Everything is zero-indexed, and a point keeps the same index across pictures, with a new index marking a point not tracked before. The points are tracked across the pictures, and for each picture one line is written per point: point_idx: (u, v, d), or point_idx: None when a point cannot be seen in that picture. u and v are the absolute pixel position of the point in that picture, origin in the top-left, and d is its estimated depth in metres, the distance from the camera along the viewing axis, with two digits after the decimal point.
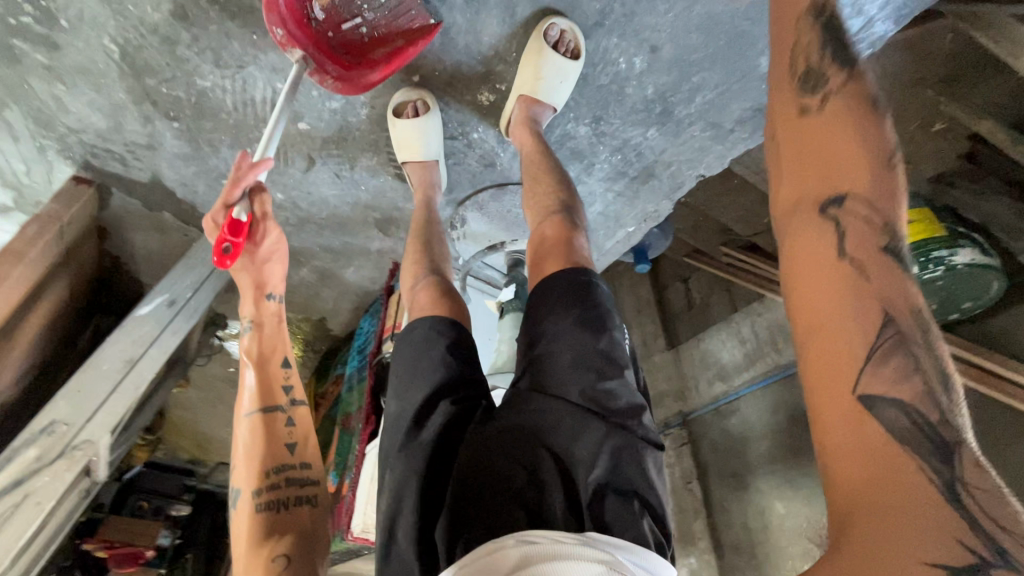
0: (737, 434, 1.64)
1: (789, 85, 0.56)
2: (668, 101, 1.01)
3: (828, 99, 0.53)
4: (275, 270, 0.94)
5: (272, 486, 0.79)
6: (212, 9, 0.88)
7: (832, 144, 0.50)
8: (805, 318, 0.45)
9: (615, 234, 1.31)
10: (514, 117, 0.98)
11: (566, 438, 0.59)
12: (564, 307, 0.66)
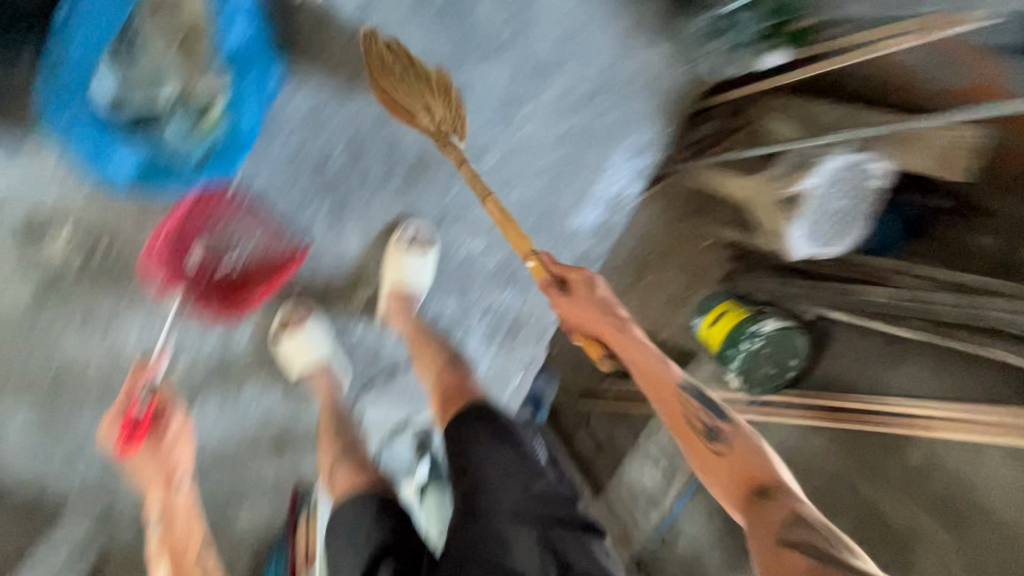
0: (690, 554, 1.61)
1: (687, 416, 0.94)
2: (512, 265, 1.24)
3: (715, 451, 0.91)
4: (180, 456, 1.04)
5: None
6: (79, 280, 0.97)
7: (745, 467, 0.88)
8: (767, 561, 0.78)
9: (507, 387, 1.40)
10: (389, 306, 1.12)
11: (511, 553, 0.69)
12: (482, 439, 0.77)
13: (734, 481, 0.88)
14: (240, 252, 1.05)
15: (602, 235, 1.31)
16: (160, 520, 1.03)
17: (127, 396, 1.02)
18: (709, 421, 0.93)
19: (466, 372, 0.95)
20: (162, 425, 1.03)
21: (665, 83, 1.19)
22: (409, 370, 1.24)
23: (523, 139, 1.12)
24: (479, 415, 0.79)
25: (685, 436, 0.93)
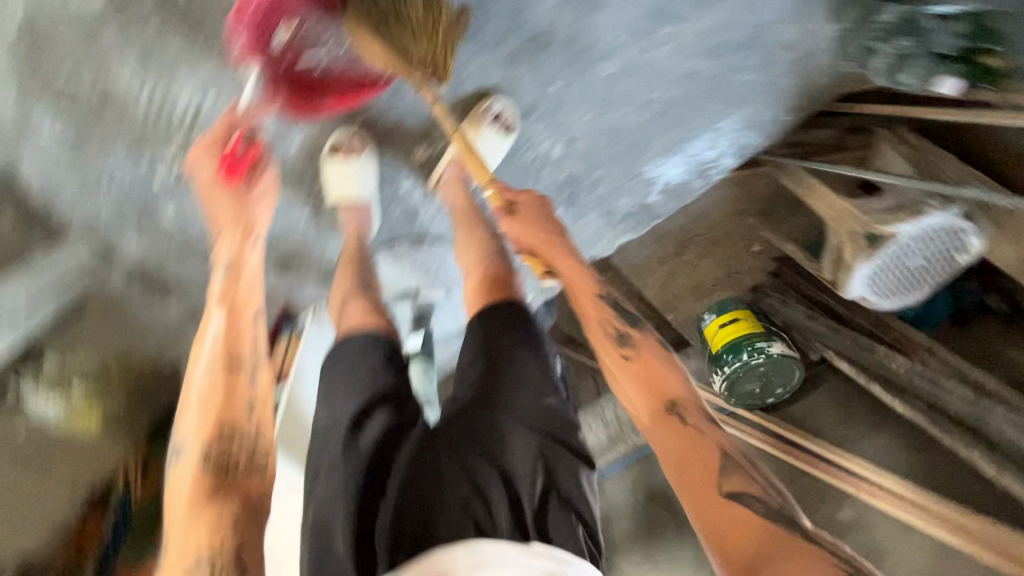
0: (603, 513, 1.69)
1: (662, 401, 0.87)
2: (574, 186, 1.19)
3: (678, 441, 0.83)
4: (261, 208, 1.01)
5: (222, 445, 0.83)
6: (154, 7, 0.88)
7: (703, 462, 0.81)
8: (700, 512, 0.77)
9: None
10: (447, 174, 1.07)
11: (506, 447, 0.71)
12: (509, 339, 0.80)
13: (682, 471, 0.81)
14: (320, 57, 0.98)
15: (671, 195, 1.25)
16: (227, 268, 0.98)
17: (226, 127, 0.97)
18: (675, 403, 0.87)
19: (505, 264, 0.96)
20: (258, 171, 0.99)
21: (815, 67, 1.07)
22: (433, 244, 1.21)
23: (649, 62, 1.02)
24: (507, 319, 0.83)
25: (668, 426, 0.85)
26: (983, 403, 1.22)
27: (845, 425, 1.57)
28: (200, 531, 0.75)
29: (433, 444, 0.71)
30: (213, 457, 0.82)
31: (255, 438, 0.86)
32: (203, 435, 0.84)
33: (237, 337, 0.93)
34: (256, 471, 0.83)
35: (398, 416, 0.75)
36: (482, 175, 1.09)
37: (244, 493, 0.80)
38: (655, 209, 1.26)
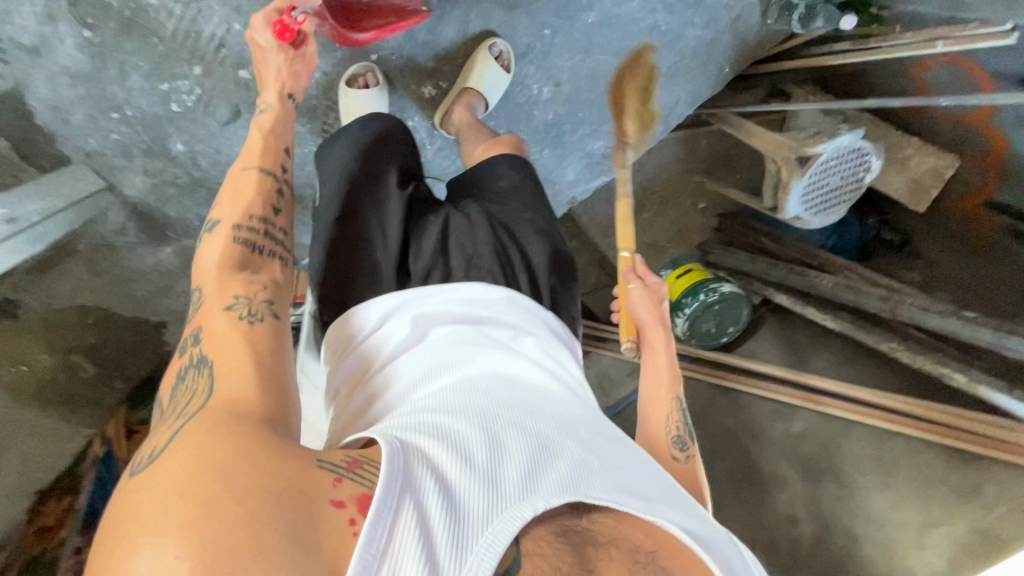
0: None
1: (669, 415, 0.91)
2: (561, 127, 1.36)
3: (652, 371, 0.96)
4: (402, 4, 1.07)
5: (253, 228, 0.75)
6: None
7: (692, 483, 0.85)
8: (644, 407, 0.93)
9: None
10: (455, 104, 1.18)
11: (518, 235, 0.91)
12: (517, 167, 0.99)
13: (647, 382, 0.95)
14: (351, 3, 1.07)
15: (641, 139, 1.45)
16: (270, 107, 0.91)
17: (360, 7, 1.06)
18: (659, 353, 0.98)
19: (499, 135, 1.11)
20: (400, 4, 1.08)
21: (747, 27, 1.34)
22: (437, 181, 1.33)
23: (622, 14, 1.24)
24: (500, 170, 0.98)
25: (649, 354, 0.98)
26: (895, 298, 1.47)
27: (791, 352, 1.80)
28: (233, 299, 0.66)
29: (461, 240, 0.86)
30: (242, 238, 0.73)
31: (281, 234, 0.78)
32: (228, 218, 0.75)
33: (264, 136, 0.86)
34: (282, 258, 0.76)
35: (417, 215, 0.89)
36: (485, 107, 1.22)
37: (275, 275, 0.73)
38: (626, 152, 1.46)
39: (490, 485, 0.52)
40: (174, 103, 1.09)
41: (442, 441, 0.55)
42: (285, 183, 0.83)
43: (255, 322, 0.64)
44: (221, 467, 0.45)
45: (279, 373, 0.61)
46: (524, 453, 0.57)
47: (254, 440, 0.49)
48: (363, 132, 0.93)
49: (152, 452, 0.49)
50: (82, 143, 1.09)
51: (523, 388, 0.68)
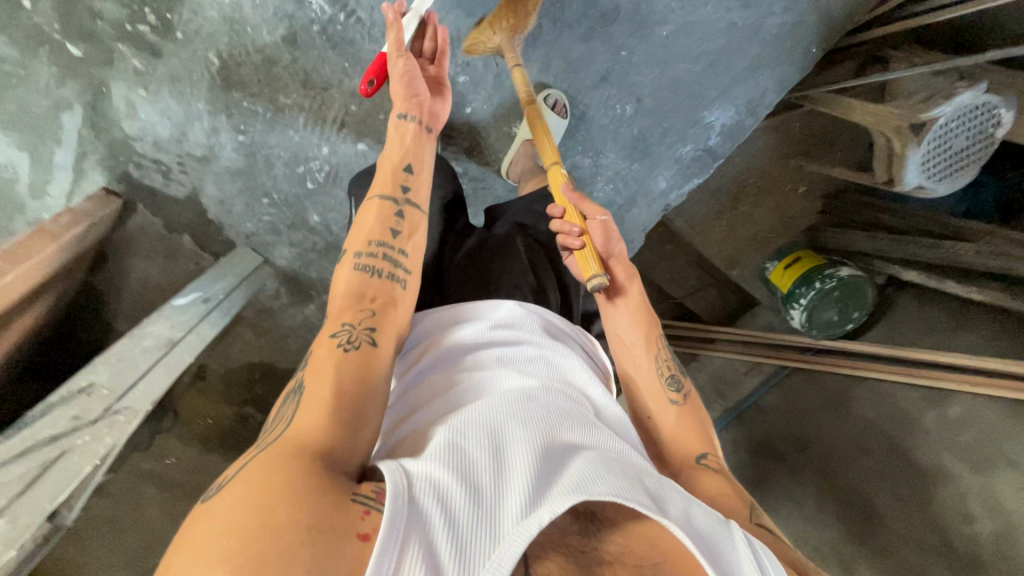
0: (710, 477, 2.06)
1: (656, 359, 0.86)
2: (647, 140, 1.39)
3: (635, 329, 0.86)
4: None
5: (372, 256, 0.76)
6: (318, 38, 1.11)
7: (693, 421, 0.82)
8: (641, 377, 0.85)
9: None
10: (519, 154, 1.26)
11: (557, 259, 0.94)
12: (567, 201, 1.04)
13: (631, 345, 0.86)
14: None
15: (731, 137, 1.43)
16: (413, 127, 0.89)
17: None
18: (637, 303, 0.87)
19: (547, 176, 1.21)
20: None
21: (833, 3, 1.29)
22: None
23: (697, 20, 1.26)
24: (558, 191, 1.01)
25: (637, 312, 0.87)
26: None
27: (933, 334, 1.64)
28: (340, 327, 0.68)
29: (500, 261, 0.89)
30: (363, 270, 0.75)
31: (401, 259, 0.78)
32: (354, 246, 0.77)
33: (395, 165, 0.85)
34: (401, 282, 0.76)
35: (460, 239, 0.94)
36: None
37: (392, 297, 0.74)
38: (717, 151, 1.44)
39: (498, 513, 0.48)
40: (310, 181, 1.25)
41: (449, 461, 0.52)
42: (408, 206, 0.82)
43: (353, 349, 0.66)
44: (271, 503, 0.46)
45: (358, 402, 0.61)
46: (541, 470, 0.53)
47: (309, 474, 0.50)
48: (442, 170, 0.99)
49: (225, 478, 0.52)
50: (243, 228, 1.29)
51: (550, 397, 0.65)
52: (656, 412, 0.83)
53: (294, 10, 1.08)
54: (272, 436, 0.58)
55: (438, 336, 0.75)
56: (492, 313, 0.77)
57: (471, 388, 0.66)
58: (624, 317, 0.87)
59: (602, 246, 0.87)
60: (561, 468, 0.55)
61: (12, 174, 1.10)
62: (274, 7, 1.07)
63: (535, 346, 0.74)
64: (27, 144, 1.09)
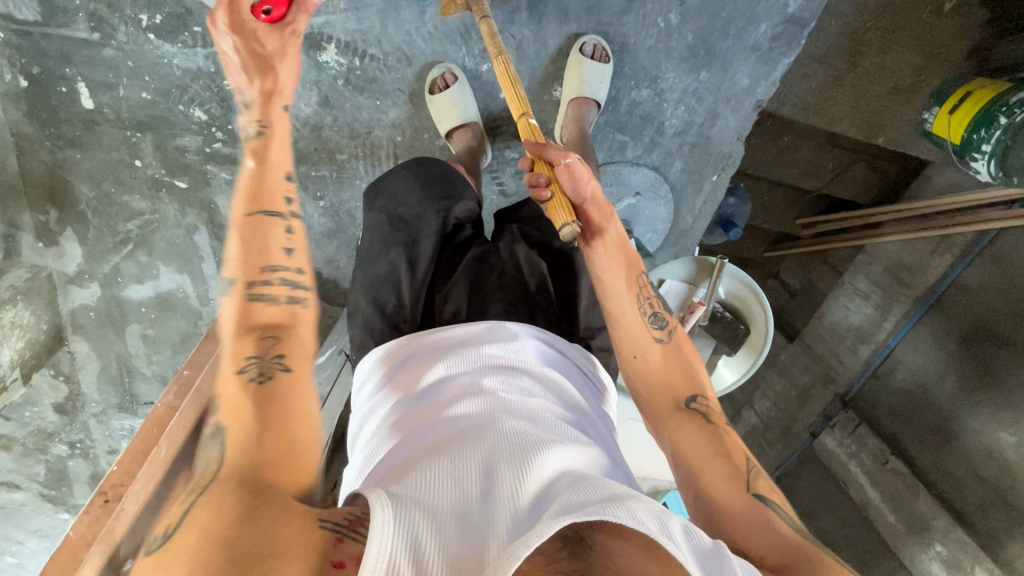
0: (911, 383, 1.72)
1: (638, 299, 0.78)
2: (707, 41, 1.20)
3: (620, 274, 0.78)
4: None
5: (264, 282, 0.72)
6: (346, 89, 1.16)
7: (679, 364, 0.76)
8: (620, 323, 0.78)
9: (702, 188, 1.40)
10: (567, 117, 1.20)
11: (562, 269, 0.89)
12: None
13: (620, 289, 0.78)
14: (464, 63, 1.18)
15: None
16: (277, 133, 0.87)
17: None
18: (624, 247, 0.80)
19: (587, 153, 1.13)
20: None
21: None
22: (607, 166, 1.34)
23: None
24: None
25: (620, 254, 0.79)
26: None
27: None
28: (246, 361, 0.64)
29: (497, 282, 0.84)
30: (265, 294, 0.71)
31: (298, 278, 0.75)
32: (244, 275, 0.72)
33: (270, 173, 0.82)
34: (300, 305, 0.73)
35: (464, 254, 0.88)
36: (597, 109, 1.21)
37: (298, 322, 0.71)
38: (801, 16, 1.18)
39: (486, 542, 0.45)
40: None
41: (435, 492, 0.50)
42: (294, 220, 0.79)
43: (269, 376, 0.63)
44: (227, 537, 0.46)
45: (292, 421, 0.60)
46: (528, 499, 0.50)
47: (255, 507, 0.49)
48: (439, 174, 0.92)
49: (166, 521, 0.50)
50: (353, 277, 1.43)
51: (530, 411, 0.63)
52: (640, 354, 0.76)
53: (318, 74, 1.14)
54: (201, 476, 0.55)
55: (430, 356, 0.72)
56: (489, 332, 0.73)
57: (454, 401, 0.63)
58: (605, 259, 0.78)
59: (575, 194, 0.77)
60: (552, 491, 0.51)
61: (183, 294, 1.37)
62: (302, 79, 1.14)
63: (529, 368, 0.70)
64: (182, 267, 1.34)
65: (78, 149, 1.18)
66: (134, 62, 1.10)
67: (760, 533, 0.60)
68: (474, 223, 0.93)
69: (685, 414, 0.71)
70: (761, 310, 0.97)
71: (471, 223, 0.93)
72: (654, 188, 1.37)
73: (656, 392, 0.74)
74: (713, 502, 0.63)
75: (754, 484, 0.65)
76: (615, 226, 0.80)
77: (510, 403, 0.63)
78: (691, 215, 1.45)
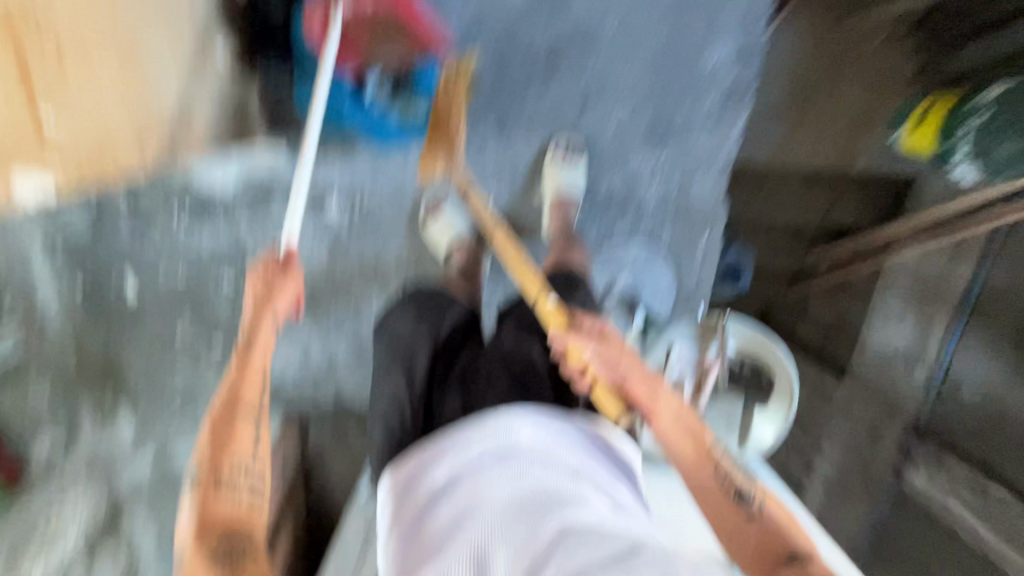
0: (988, 402, 1.53)
1: (716, 473, 0.72)
2: (663, 122, 1.31)
3: (676, 423, 0.76)
4: None
5: (229, 481, 0.67)
6: (351, 232, 1.29)
7: (774, 528, 0.69)
8: (692, 470, 0.73)
9: (697, 247, 1.45)
10: (550, 212, 1.29)
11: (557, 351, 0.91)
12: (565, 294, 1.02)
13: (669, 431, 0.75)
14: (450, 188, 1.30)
15: (745, 61, 1.28)
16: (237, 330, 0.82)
17: None
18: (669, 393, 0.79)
19: (575, 249, 1.20)
20: None
21: None
22: (600, 247, 1.40)
23: None
24: (569, 276, 1.07)
25: (648, 389, 0.77)
26: None
27: None
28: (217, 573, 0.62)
29: (484, 373, 0.85)
30: (223, 497, 0.66)
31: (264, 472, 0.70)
32: (205, 478, 0.66)
33: (245, 381, 0.75)
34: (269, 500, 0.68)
35: (461, 357, 0.92)
36: (579, 197, 1.29)
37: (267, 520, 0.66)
38: (740, 85, 1.29)
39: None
40: None
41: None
42: (266, 422, 0.74)
43: None
44: None
45: None
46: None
47: None
48: (426, 297, 1.00)
49: None
50: None
51: (539, 507, 0.58)
52: (728, 527, 0.70)
53: (324, 225, 1.28)
54: None
55: (429, 473, 0.66)
56: (477, 436, 0.66)
57: (460, 512, 0.60)
58: (663, 422, 0.76)
59: (612, 374, 0.80)
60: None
61: None
62: (312, 233, 1.28)
63: (530, 467, 0.62)
64: None
65: (125, 333, 1.28)
66: (170, 249, 1.22)
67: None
68: (466, 333, 0.98)
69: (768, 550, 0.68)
70: (777, 357, 0.98)
71: (462, 331, 0.98)
72: (649, 260, 1.42)
73: (738, 535, 0.70)
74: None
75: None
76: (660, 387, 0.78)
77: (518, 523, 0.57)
78: (694, 274, 1.48)
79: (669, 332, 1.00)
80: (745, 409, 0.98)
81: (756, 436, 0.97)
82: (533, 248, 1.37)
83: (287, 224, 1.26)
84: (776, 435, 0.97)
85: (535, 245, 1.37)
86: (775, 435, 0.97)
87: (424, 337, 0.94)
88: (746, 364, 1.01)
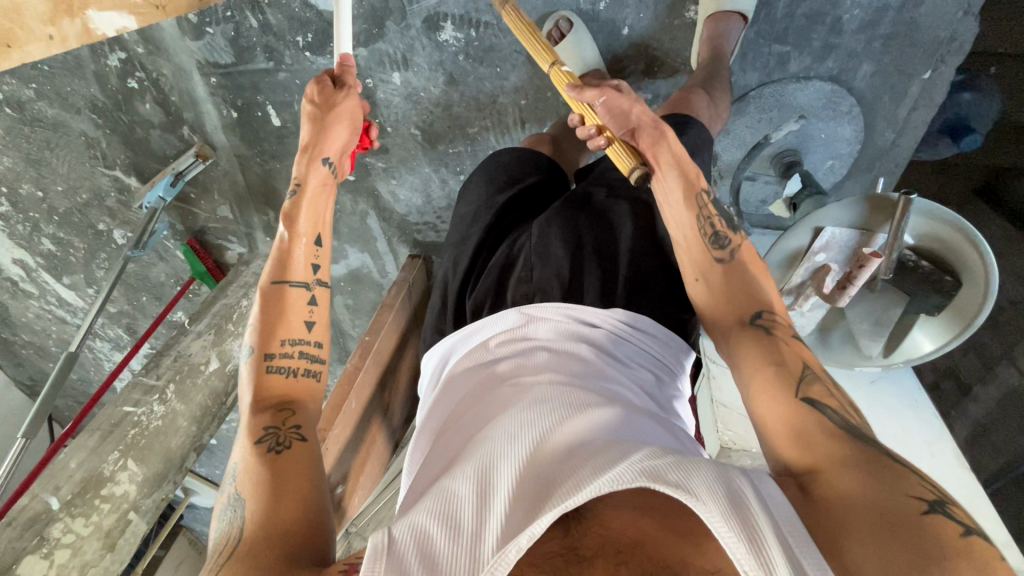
0: None
1: (698, 218, 0.71)
2: None
3: (724, 280, 0.68)
4: None
5: (284, 355, 0.76)
6: (467, 63, 1.18)
7: (743, 280, 0.67)
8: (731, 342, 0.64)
9: (908, 91, 1.08)
10: (701, 38, 1.01)
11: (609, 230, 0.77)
12: None
13: (722, 308, 0.67)
14: (579, 6, 1.08)
15: None
16: (293, 193, 0.86)
17: None
18: (714, 244, 0.70)
19: (697, 90, 0.94)
20: None
21: None
22: (762, 89, 1.10)
23: None
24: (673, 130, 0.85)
25: (693, 257, 0.70)
26: None
27: None
28: (263, 433, 0.67)
29: (521, 270, 0.78)
30: (277, 368, 0.75)
31: (317, 350, 0.78)
32: (261, 346, 0.76)
33: (297, 241, 0.83)
34: (318, 374, 0.77)
35: (506, 239, 0.83)
36: (743, 22, 1.00)
37: (313, 391, 0.76)
38: None
39: (479, 546, 0.43)
40: None
41: (436, 503, 0.48)
42: (317, 288, 0.83)
43: (280, 449, 0.65)
44: None
45: (304, 488, 0.62)
46: (525, 490, 0.46)
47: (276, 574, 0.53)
48: (499, 162, 0.90)
49: None
50: None
51: (543, 388, 0.59)
52: (704, 275, 0.69)
53: (440, 53, 1.18)
54: (230, 544, 0.58)
55: (456, 355, 0.72)
56: (497, 322, 0.70)
57: (468, 396, 0.64)
58: (677, 203, 0.72)
59: (624, 124, 0.76)
60: (553, 481, 0.47)
61: (368, 269, 1.63)
62: (427, 63, 1.20)
63: (549, 347, 0.66)
64: (364, 247, 1.58)
65: (277, 160, 1.41)
66: (300, 79, 1.25)
67: (815, 445, 0.52)
68: (526, 207, 0.87)
69: (811, 418, 0.54)
70: (983, 266, 0.72)
71: (521, 207, 0.87)
72: (832, 103, 1.10)
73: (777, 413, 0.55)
74: (780, 459, 0.54)
75: (805, 388, 0.57)
76: (688, 169, 0.74)
77: (528, 391, 0.59)
78: (892, 130, 1.13)
79: (824, 211, 0.77)
80: (907, 313, 0.81)
81: (909, 343, 0.82)
82: (673, 87, 1.13)
83: (404, 53, 1.19)
84: (942, 348, 0.79)
85: (675, 83, 1.13)
86: (936, 349, 0.80)
87: (484, 209, 0.86)
88: (925, 260, 0.78)
